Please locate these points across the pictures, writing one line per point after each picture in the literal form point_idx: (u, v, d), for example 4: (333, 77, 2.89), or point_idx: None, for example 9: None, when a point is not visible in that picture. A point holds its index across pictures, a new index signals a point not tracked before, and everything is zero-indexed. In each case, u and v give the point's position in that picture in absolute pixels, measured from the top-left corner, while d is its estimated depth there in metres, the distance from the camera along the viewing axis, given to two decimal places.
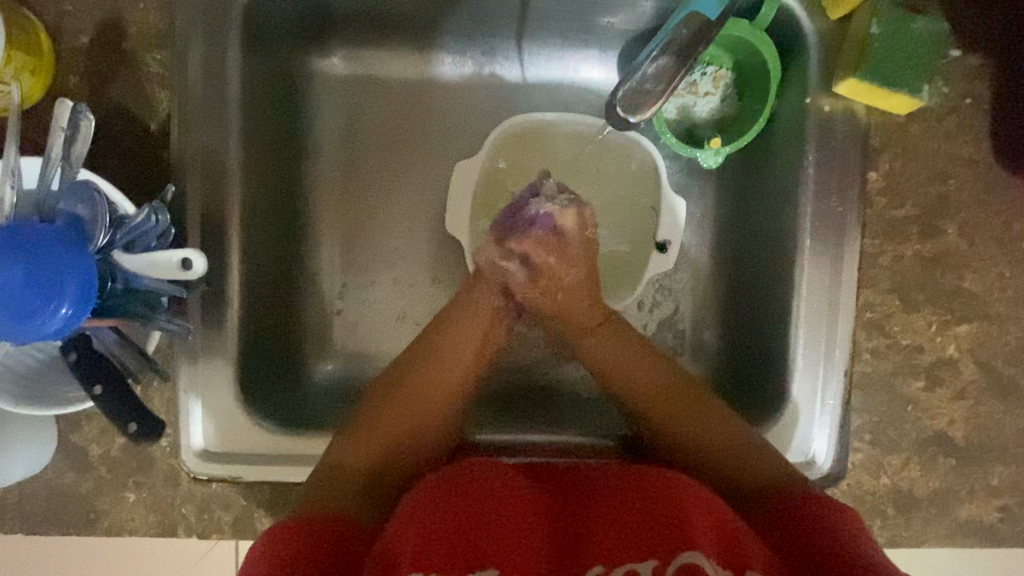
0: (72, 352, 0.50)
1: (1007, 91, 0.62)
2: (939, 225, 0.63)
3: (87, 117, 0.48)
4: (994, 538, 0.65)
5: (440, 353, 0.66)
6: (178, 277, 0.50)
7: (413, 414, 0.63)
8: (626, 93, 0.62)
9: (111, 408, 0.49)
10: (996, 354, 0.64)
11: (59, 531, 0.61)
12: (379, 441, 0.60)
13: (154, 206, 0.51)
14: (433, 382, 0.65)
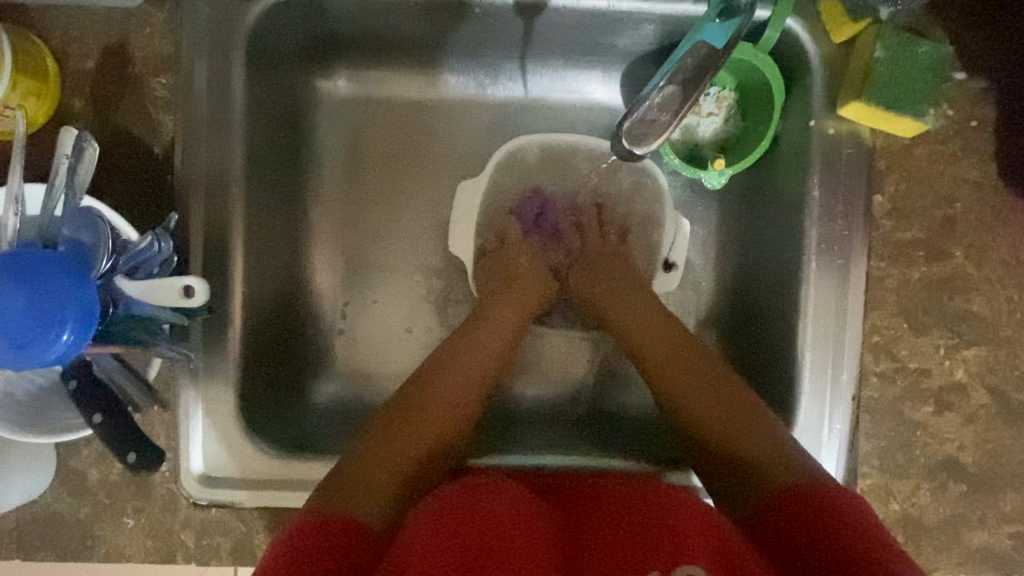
0: (72, 378, 0.49)
1: (1011, 114, 0.62)
2: (946, 248, 0.62)
3: (92, 144, 0.48)
4: (1007, 566, 0.64)
5: (461, 356, 0.65)
6: (180, 304, 0.51)
7: (432, 418, 0.59)
8: (631, 124, 0.63)
9: (111, 437, 0.49)
10: (1006, 378, 0.63)
11: (56, 558, 0.60)
12: (402, 441, 0.57)
13: (157, 233, 0.51)
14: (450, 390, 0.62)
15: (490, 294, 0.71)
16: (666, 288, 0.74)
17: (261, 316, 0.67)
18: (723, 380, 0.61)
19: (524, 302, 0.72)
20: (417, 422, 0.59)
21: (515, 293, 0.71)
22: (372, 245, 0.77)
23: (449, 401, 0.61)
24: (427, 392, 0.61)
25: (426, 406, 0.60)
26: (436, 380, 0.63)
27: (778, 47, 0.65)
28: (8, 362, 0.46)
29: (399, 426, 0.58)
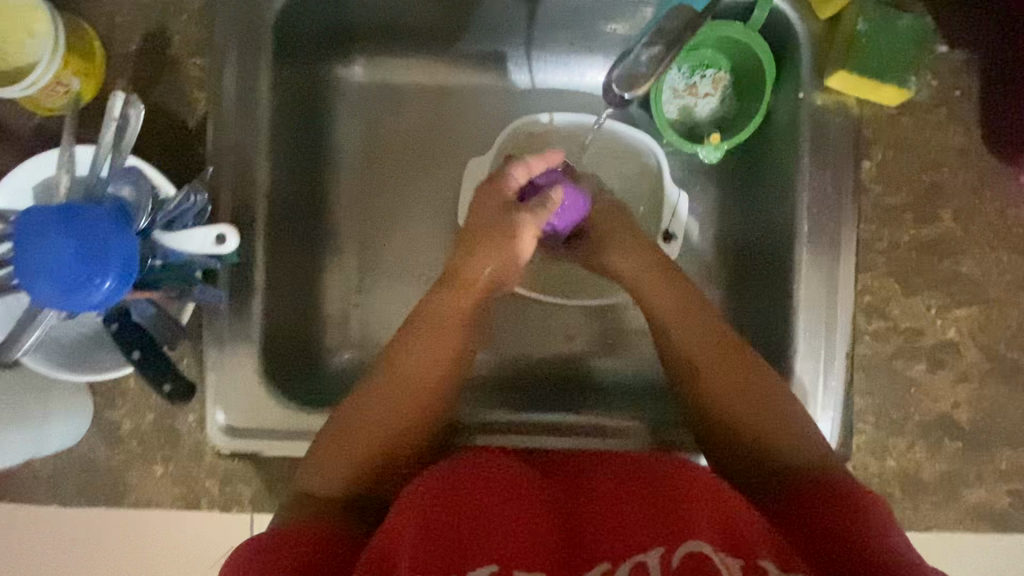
0: (114, 322, 0.54)
1: (995, 82, 0.64)
2: (934, 212, 0.65)
3: (137, 106, 0.53)
4: (1006, 524, 0.65)
5: (409, 360, 0.61)
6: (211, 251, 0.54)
7: (401, 401, 0.60)
8: (620, 76, 0.65)
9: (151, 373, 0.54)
10: (998, 338, 0.65)
11: (90, 504, 0.64)
12: (369, 434, 0.58)
13: (192, 186, 0.55)
14: (414, 372, 0.61)
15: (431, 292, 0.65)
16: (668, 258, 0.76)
17: (279, 283, 0.71)
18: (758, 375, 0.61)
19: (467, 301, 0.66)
20: (363, 435, 0.57)
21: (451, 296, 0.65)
22: (385, 224, 0.81)
23: (397, 411, 0.59)
24: (371, 403, 0.59)
25: (375, 415, 0.58)
26: (379, 394, 0.59)
27: (768, 27, 0.69)
28: (59, 304, 0.52)
29: (353, 429, 0.58)
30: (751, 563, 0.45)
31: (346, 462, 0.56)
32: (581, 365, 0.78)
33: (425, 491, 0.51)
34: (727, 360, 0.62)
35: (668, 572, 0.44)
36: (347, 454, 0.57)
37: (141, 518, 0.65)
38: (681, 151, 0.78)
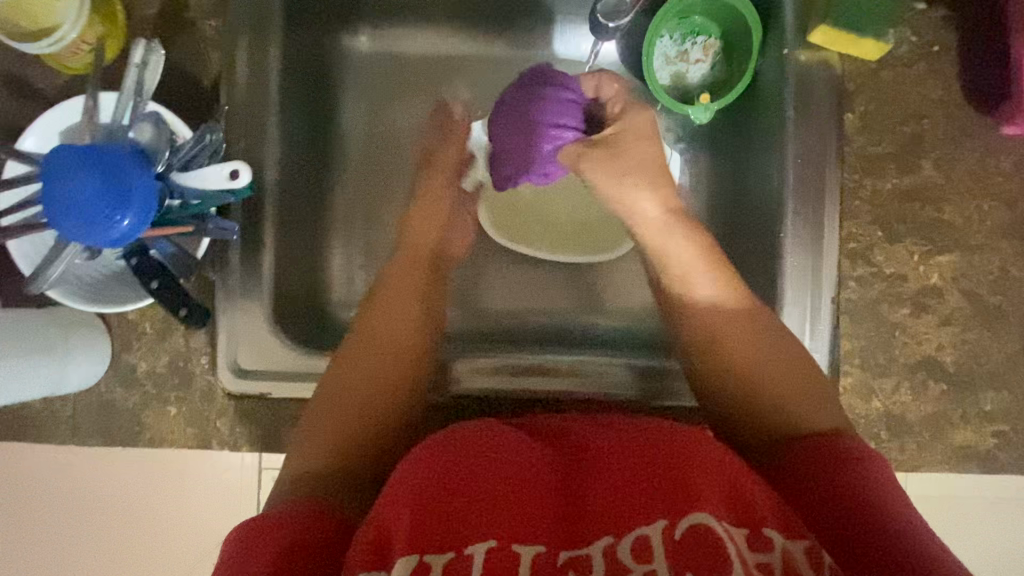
0: (133, 257, 0.59)
1: (974, 37, 0.67)
2: (915, 161, 0.67)
3: (157, 51, 0.57)
4: (991, 464, 0.66)
5: (370, 352, 0.64)
6: (225, 187, 0.58)
7: (369, 376, 0.63)
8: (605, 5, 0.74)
9: (168, 302, 0.59)
10: (980, 283, 0.67)
11: (107, 442, 0.68)
12: (348, 413, 0.60)
13: (209, 126, 0.58)
14: (380, 351, 0.65)
15: (388, 290, 0.68)
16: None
17: (286, 238, 0.74)
18: (743, 350, 0.61)
19: (422, 298, 0.69)
20: (338, 419, 0.60)
21: (404, 289, 0.69)
22: (386, 188, 0.83)
23: (364, 396, 0.62)
24: (338, 392, 0.61)
25: (345, 402, 0.61)
26: (345, 383, 0.62)
27: None
28: (80, 237, 0.55)
29: (332, 409, 0.60)
30: (756, 530, 0.47)
31: (327, 447, 0.59)
32: (558, 322, 0.80)
33: (417, 468, 0.52)
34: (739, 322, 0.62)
35: (671, 541, 0.45)
36: (330, 432, 0.59)
37: (139, 457, 0.68)
38: (674, 113, 0.80)
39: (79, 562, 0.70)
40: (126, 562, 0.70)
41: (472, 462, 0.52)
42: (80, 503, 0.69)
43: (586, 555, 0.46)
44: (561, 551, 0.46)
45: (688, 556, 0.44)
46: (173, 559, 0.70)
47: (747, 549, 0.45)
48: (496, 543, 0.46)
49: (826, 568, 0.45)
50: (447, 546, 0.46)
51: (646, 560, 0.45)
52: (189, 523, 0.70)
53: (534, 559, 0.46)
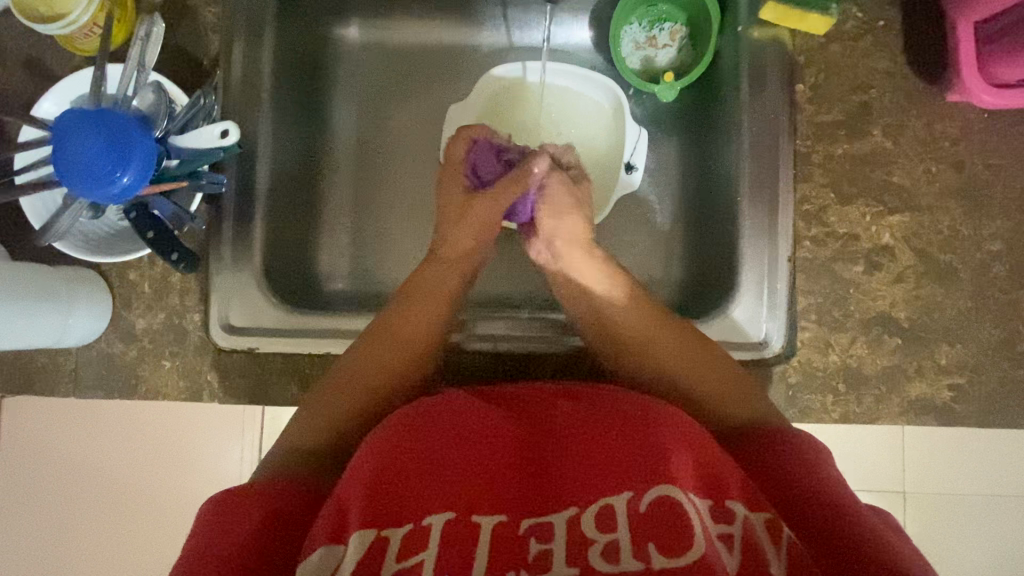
0: (132, 211, 0.65)
1: (916, 12, 0.71)
2: (864, 128, 0.71)
3: (158, 25, 0.64)
4: (949, 417, 0.68)
5: (383, 340, 0.67)
6: (217, 145, 0.65)
7: (377, 362, 0.65)
8: None
9: (162, 249, 0.66)
10: (931, 242, 0.70)
11: (105, 395, 0.72)
12: (353, 394, 0.63)
13: (203, 92, 0.66)
14: (395, 342, 0.67)
15: (408, 293, 0.71)
16: (631, 188, 0.83)
17: (278, 209, 0.78)
18: (702, 347, 0.66)
19: (438, 296, 0.71)
20: (338, 397, 0.63)
21: (432, 297, 0.71)
22: (377, 173, 0.88)
23: (368, 383, 0.64)
24: (344, 375, 0.64)
25: (344, 387, 0.63)
26: (346, 371, 0.64)
27: None
28: (83, 190, 0.61)
29: (337, 394, 0.63)
30: (719, 503, 0.49)
31: (327, 421, 0.62)
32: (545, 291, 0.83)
33: (388, 440, 0.54)
34: (695, 345, 0.66)
35: (636, 514, 0.47)
36: (326, 411, 0.62)
37: (127, 412, 0.75)
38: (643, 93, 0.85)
39: (82, 501, 0.79)
40: (129, 498, 0.80)
41: (440, 441, 0.54)
42: (75, 454, 0.77)
43: (549, 523, 0.48)
44: (525, 518, 0.49)
45: (650, 527, 0.46)
46: (173, 494, 0.80)
47: (709, 520, 0.47)
48: (454, 514, 0.49)
49: (784, 539, 0.47)
50: (410, 518, 0.49)
51: (608, 530, 0.47)
52: (181, 464, 0.80)
53: (495, 527, 0.48)
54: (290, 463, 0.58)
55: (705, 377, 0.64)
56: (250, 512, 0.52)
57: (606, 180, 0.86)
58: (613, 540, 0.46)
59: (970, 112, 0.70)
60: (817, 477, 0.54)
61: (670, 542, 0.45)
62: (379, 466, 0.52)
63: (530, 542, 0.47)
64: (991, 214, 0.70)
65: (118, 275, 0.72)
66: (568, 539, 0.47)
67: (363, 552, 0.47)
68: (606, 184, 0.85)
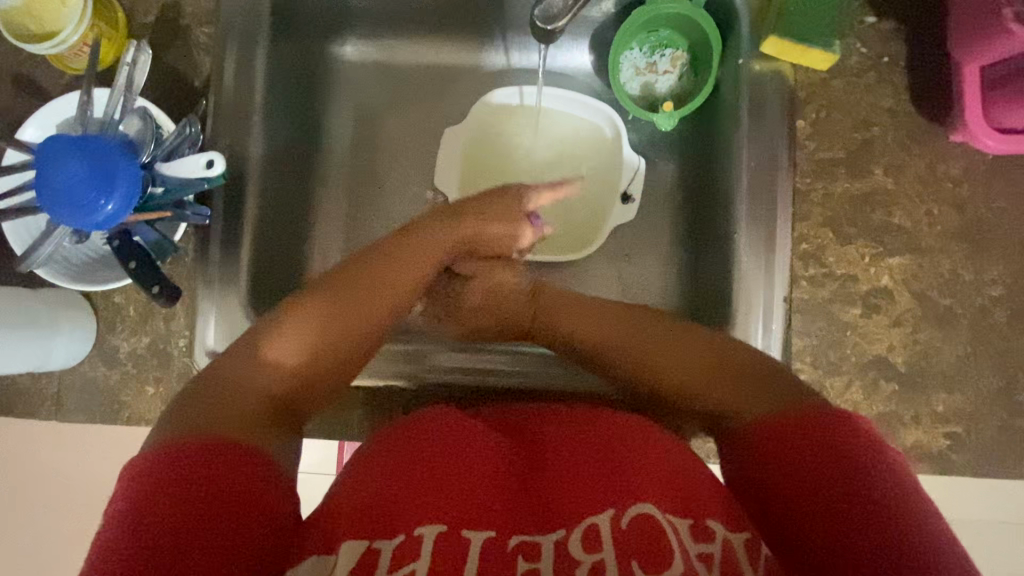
0: (115, 239, 0.65)
1: (921, 50, 0.69)
2: (866, 166, 0.70)
3: (145, 51, 0.63)
4: (944, 465, 0.67)
5: (363, 289, 0.61)
6: (202, 174, 0.64)
7: (355, 314, 0.59)
8: (539, 9, 0.69)
9: (143, 279, 0.65)
10: (931, 285, 0.68)
11: (86, 419, 0.71)
12: (313, 344, 0.56)
13: (189, 119, 0.65)
14: (377, 292, 0.62)
15: (393, 246, 0.65)
16: (626, 219, 0.82)
17: (268, 228, 0.77)
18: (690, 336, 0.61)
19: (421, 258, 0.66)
20: (299, 344, 0.55)
21: (413, 257, 0.66)
22: (370, 192, 0.87)
23: (338, 332, 0.58)
24: (314, 319, 0.57)
25: (309, 330, 0.56)
26: (317, 317, 0.57)
27: (714, 5, 0.76)
28: (67, 219, 0.60)
29: (295, 341, 0.55)
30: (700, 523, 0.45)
31: (284, 366, 0.54)
32: None
33: (373, 454, 0.50)
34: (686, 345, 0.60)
35: (619, 530, 0.44)
36: (277, 361, 0.54)
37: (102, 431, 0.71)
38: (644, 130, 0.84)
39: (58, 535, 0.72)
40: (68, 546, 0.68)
41: (423, 444, 0.50)
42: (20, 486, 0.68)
43: (536, 542, 0.44)
44: (512, 536, 0.44)
45: (634, 544, 0.43)
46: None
47: (687, 538, 0.44)
48: (445, 528, 0.44)
49: (762, 561, 0.44)
50: (399, 528, 0.43)
51: (595, 548, 0.43)
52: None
53: (485, 543, 0.44)
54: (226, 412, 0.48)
55: (696, 359, 0.59)
56: (191, 483, 0.43)
57: (603, 207, 0.85)
58: (599, 560, 0.43)
59: (974, 154, 0.69)
60: (832, 479, 0.46)
61: (651, 559, 0.42)
62: (361, 480, 0.48)
63: (518, 559, 0.43)
64: (993, 258, 0.68)
65: (103, 298, 0.71)
66: (555, 557, 0.43)
67: (355, 561, 0.42)
68: (602, 212, 0.84)
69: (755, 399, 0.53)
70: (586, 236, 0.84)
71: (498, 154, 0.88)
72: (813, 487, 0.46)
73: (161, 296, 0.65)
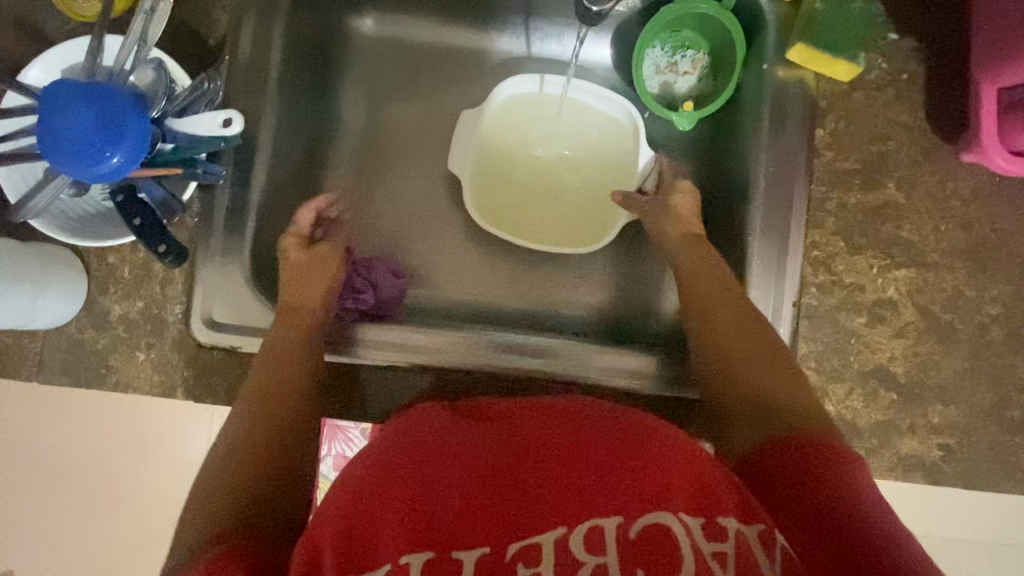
0: (119, 194, 0.62)
1: (938, 70, 0.71)
2: (879, 179, 0.71)
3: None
4: (936, 475, 0.68)
5: (280, 355, 0.63)
6: (218, 134, 0.62)
7: (280, 385, 0.61)
8: None
9: (146, 238, 0.62)
10: (934, 300, 0.70)
11: (71, 383, 0.67)
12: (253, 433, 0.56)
13: (206, 76, 0.63)
14: (288, 358, 0.63)
15: (289, 305, 0.68)
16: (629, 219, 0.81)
17: (276, 199, 0.75)
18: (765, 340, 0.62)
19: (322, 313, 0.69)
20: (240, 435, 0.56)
21: (291, 318, 0.67)
22: (381, 171, 0.85)
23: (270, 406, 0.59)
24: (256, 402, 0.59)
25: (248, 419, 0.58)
26: (249, 401, 0.59)
27: (741, 8, 0.76)
28: (68, 169, 0.57)
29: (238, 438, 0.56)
30: (712, 520, 0.45)
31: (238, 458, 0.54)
32: (618, 312, 0.83)
33: (356, 478, 0.51)
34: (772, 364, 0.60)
35: (625, 539, 0.43)
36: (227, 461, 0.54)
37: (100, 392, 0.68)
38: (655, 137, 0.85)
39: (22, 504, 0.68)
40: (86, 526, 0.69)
41: (403, 462, 0.50)
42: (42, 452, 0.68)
43: (536, 543, 0.44)
44: (512, 543, 0.44)
45: (639, 552, 0.43)
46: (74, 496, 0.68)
47: (700, 538, 0.43)
48: (432, 555, 0.44)
49: (776, 554, 0.44)
50: (383, 559, 0.44)
51: (598, 550, 0.43)
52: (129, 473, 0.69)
53: (478, 560, 0.43)
54: (233, 473, 0.52)
55: (795, 382, 0.58)
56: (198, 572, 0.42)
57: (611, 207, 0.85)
58: (603, 563, 0.42)
59: (982, 175, 0.70)
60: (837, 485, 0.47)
61: (659, 564, 0.42)
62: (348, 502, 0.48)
63: (518, 566, 0.43)
64: (994, 277, 0.70)
65: (97, 257, 0.68)
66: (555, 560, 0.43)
67: None
68: (610, 213, 0.85)
69: (773, 419, 0.55)
70: (591, 234, 0.85)
71: (515, 144, 0.87)
72: (819, 492, 0.47)
73: (168, 256, 0.62)
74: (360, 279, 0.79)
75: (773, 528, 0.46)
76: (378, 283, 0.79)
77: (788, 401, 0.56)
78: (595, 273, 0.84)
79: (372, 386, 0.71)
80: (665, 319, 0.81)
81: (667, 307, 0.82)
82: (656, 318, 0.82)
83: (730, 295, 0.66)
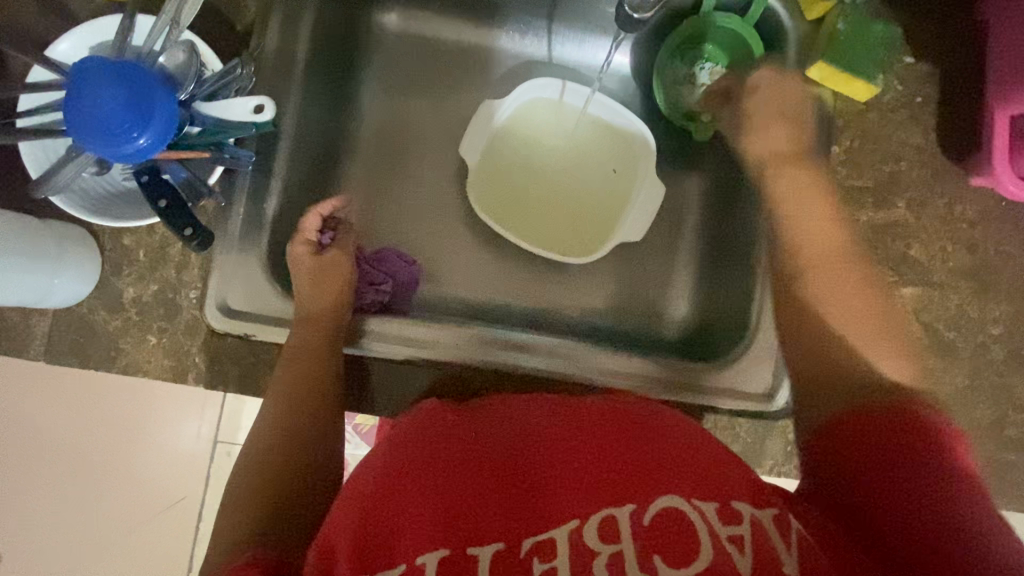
0: (144, 175, 0.61)
1: (951, 95, 0.73)
2: (890, 198, 0.73)
3: None
4: None
5: (301, 362, 0.63)
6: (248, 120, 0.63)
7: (305, 388, 0.61)
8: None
9: (172, 222, 0.62)
10: (938, 318, 0.72)
11: (81, 364, 0.66)
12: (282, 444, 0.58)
13: (237, 61, 0.63)
14: (305, 360, 0.63)
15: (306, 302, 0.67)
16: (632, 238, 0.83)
17: (294, 188, 0.75)
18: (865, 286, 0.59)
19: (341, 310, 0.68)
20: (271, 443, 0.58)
21: (308, 320, 0.66)
22: (400, 166, 0.85)
23: (296, 409, 0.60)
24: (283, 408, 0.60)
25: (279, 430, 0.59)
26: (276, 409, 0.60)
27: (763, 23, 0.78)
28: (93, 147, 0.56)
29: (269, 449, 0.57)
30: (726, 506, 0.45)
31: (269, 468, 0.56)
32: (630, 320, 0.84)
33: (366, 476, 0.50)
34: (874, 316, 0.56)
35: (641, 526, 0.43)
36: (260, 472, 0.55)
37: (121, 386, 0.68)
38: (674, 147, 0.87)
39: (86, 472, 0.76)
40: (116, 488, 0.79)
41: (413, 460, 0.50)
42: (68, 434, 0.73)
43: (549, 537, 0.43)
44: (525, 537, 0.43)
45: (654, 538, 0.43)
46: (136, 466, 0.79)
47: (715, 522, 0.43)
48: (448, 552, 0.42)
49: (792, 536, 0.44)
50: (399, 558, 0.43)
51: (611, 539, 0.43)
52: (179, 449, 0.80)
53: (495, 555, 0.43)
54: (265, 484, 0.54)
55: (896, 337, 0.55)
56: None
57: (615, 223, 0.86)
58: (619, 551, 0.42)
59: (989, 199, 0.73)
60: (903, 477, 0.46)
61: (677, 551, 0.42)
62: (360, 499, 0.47)
63: (533, 561, 0.42)
64: (996, 299, 0.72)
65: (111, 238, 0.67)
66: (571, 551, 0.42)
67: None
68: (613, 226, 0.86)
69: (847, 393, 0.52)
70: (595, 245, 0.86)
71: (529, 149, 0.88)
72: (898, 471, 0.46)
73: (194, 240, 0.62)
74: (377, 270, 0.79)
75: (786, 512, 0.46)
76: (394, 274, 0.80)
77: (868, 370, 0.53)
78: (608, 280, 0.85)
79: (384, 381, 0.70)
80: (674, 327, 0.83)
81: (675, 314, 0.83)
82: (666, 326, 0.83)
83: (840, 242, 0.62)
